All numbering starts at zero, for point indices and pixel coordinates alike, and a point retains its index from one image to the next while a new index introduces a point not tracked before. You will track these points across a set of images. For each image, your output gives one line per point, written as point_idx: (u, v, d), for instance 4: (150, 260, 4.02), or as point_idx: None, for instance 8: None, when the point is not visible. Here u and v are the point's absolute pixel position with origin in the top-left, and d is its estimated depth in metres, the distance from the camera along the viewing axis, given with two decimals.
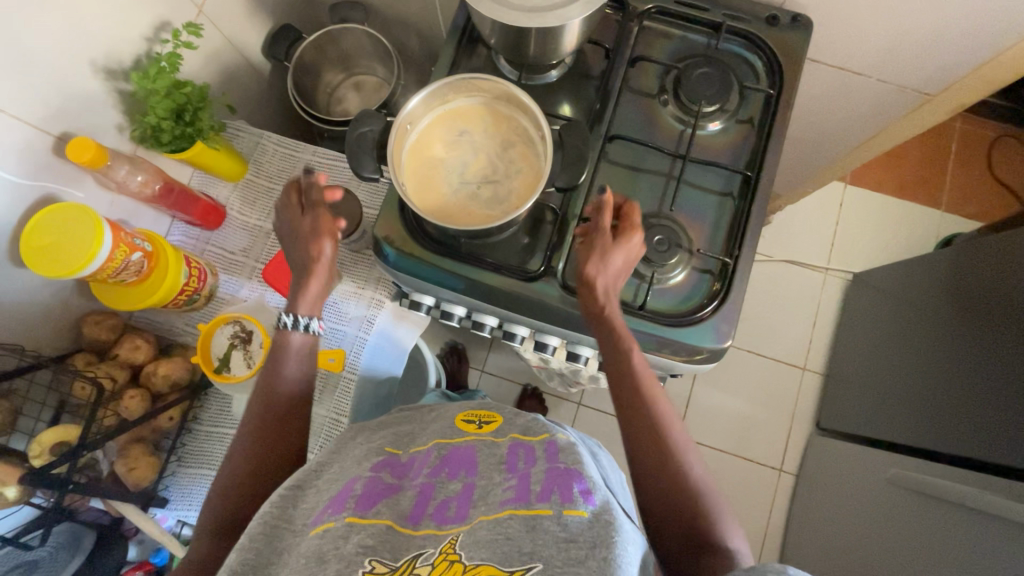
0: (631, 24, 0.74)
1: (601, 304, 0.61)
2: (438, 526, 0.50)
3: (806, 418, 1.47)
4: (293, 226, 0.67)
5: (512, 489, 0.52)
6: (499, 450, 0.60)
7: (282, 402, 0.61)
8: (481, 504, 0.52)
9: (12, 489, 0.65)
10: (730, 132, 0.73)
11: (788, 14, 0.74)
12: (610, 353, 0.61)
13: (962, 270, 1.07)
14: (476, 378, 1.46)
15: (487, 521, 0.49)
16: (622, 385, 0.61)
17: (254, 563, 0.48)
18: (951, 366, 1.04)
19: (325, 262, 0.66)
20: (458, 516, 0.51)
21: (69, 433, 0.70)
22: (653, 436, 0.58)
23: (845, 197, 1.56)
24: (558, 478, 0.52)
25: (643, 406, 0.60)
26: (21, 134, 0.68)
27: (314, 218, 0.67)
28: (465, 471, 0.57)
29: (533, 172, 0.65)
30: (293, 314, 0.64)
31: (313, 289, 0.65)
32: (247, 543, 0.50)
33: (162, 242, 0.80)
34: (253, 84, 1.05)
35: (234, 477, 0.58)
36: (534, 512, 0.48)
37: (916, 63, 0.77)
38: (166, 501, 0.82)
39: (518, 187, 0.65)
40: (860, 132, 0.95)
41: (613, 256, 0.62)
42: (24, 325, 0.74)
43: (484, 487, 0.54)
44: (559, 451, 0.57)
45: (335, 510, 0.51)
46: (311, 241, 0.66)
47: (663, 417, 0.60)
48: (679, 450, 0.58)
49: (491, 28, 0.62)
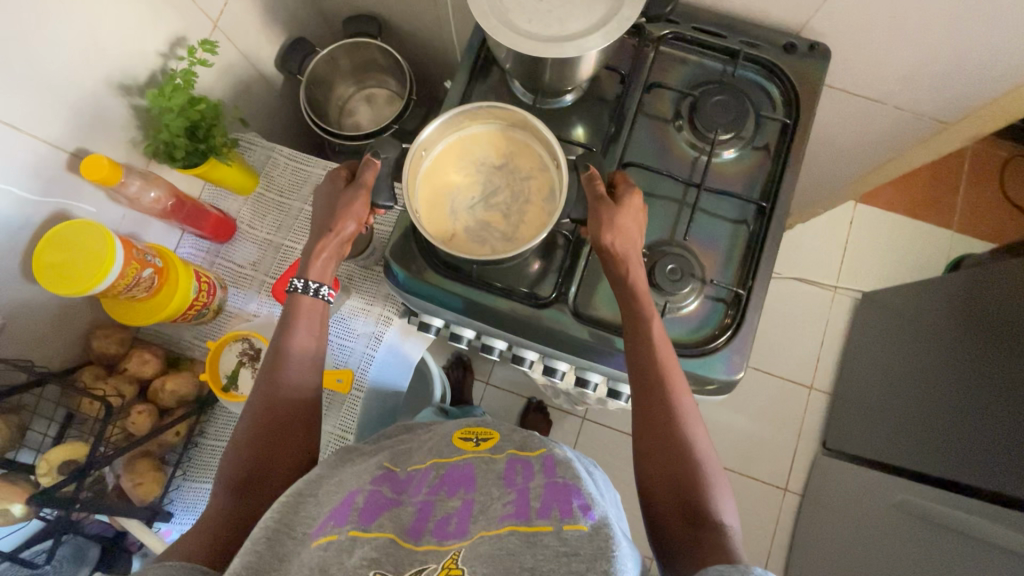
0: (647, 49, 0.74)
1: (621, 268, 0.61)
2: (439, 541, 0.49)
3: (812, 438, 1.46)
4: (331, 198, 0.67)
5: (511, 504, 0.51)
6: (498, 465, 0.58)
7: (281, 406, 0.60)
8: (481, 519, 0.51)
9: (18, 506, 0.65)
10: (746, 159, 0.72)
11: (805, 42, 0.74)
12: (629, 315, 0.61)
13: (971, 295, 1.06)
14: (481, 391, 1.45)
15: (488, 535, 0.48)
16: (638, 350, 0.60)
17: (257, 566, 0.46)
18: (958, 392, 1.03)
19: (340, 237, 0.65)
20: (458, 532, 0.50)
21: (78, 450, 0.70)
22: (661, 407, 0.58)
23: (855, 215, 1.55)
24: (557, 493, 0.51)
25: (655, 372, 0.59)
26: (38, 152, 0.69)
27: (352, 195, 0.65)
28: (463, 487, 0.56)
29: (547, 203, 0.65)
30: (303, 279, 0.65)
31: (323, 256, 0.65)
32: (249, 548, 0.48)
33: (172, 256, 0.81)
34: (266, 97, 1.06)
35: (225, 485, 0.56)
36: (534, 529, 0.48)
37: (933, 92, 0.76)
38: (171, 515, 0.82)
39: (530, 217, 0.65)
40: (875, 156, 0.94)
41: (627, 227, 0.61)
42: (33, 339, 0.75)
43: (483, 503, 0.53)
44: (556, 465, 0.56)
45: (338, 522, 0.50)
46: (337, 215, 0.65)
47: (673, 385, 0.58)
48: (684, 425, 0.57)
49: (507, 53, 0.62)
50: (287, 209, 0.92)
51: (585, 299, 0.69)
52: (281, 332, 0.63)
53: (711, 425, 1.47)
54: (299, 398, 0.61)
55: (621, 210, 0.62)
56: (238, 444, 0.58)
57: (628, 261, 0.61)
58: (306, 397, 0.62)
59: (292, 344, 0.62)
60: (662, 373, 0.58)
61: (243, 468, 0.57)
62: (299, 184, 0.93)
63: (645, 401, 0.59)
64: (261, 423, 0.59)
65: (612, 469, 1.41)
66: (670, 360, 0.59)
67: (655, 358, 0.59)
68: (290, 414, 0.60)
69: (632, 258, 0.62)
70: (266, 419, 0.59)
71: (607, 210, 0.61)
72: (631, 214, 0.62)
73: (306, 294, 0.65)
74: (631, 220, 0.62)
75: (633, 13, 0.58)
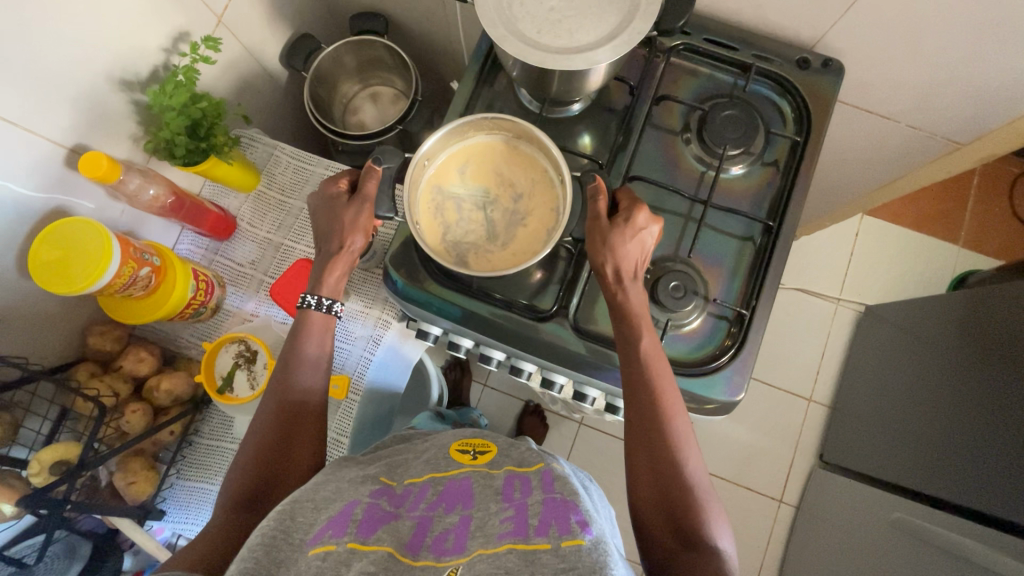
0: (657, 60, 0.73)
1: (615, 288, 0.61)
2: (436, 557, 0.48)
3: (809, 450, 1.45)
4: (334, 209, 0.66)
5: (509, 521, 0.51)
6: (495, 481, 0.58)
7: (292, 406, 0.61)
8: (479, 535, 0.50)
9: (9, 506, 0.66)
10: (753, 175, 0.71)
11: (820, 57, 0.72)
12: (622, 334, 0.60)
13: (972, 315, 1.04)
14: (478, 392, 1.45)
15: (487, 554, 0.47)
16: (632, 370, 0.59)
17: (255, 571, 0.46)
18: (956, 414, 1.03)
19: (349, 254, 0.65)
20: (455, 548, 0.49)
21: (70, 450, 0.70)
22: (655, 427, 0.57)
23: (861, 228, 1.53)
24: (555, 509, 0.50)
25: (649, 392, 0.58)
26: (36, 149, 0.68)
27: (358, 208, 0.64)
28: (461, 503, 0.55)
29: (549, 220, 0.64)
30: (316, 296, 0.65)
31: (334, 277, 0.66)
32: (245, 554, 0.47)
33: (170, 255, 0.80)
34: (270, 93, 1.05)
35: (228, 496, 0.56)
36: (532, 547, 0.47)
37: (947, 113, 0.75)
38: (163, 513, 0.82)
39: (531, 233, 0.64)
40: (885, 173, 0.92)
41: (626, 248, 0.60)
42: (29, 335, 0.74)
43: (480, 519, 0.52)
44: (554, 480, 0.56)
45: (337, 532, 0.49)
46: (345, 231, 0.65)
47: (666, 404, 0.57)
48: (678, 446, 0.56)
49: (514, 61, 0.61)
50: (288, 208, 0.91)
51: (586, 312, 0.68)
52: (291, 344, 0.64)
53: (708, 434, 1.47)
54: (311, 399, 0.63)
55: (620, 230, 0.60)
56: (245, 454, 0.59)
57: (624, 283, 0.60)
58: (310, 407, 0.62)
59: (305, 353, 0.64)
60: (655, 395, 0.57)
61: (247, 481, 0.57)
62: (301, 184, 0.92)
63: (638, 422, 0.58)
64: (264, 432, 0.60)
65: (607, 475, 1.41)
66: (664, 379, 0.58)
67: (648, 379, 0.58)
68: (299, 416, 0.61)
69: (630, 281, 0.61)
70: (279, 420, 0.61)
71: (603, 230, 0.60)
72: (632, 233, 0.60)
73: (318, 310, 0.65)
74: (629, 240, 0.60)
75: (645, 26, 0.57)
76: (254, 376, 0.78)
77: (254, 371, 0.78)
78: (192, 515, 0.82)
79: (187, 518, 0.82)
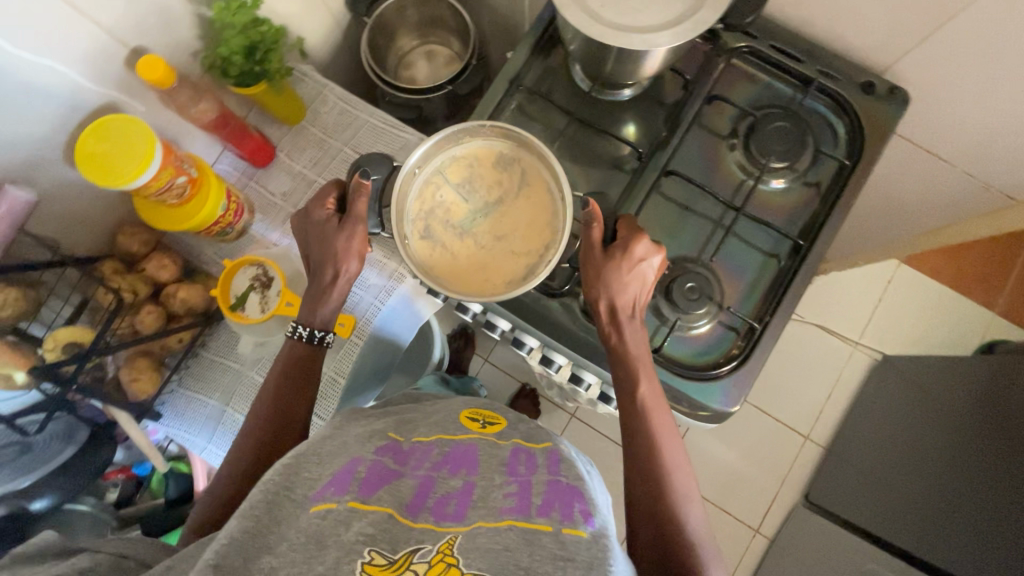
0: (719, 59, 0.71)
1: (607, 327, 0.61)
2: (436, 521, 0.47)
3: (795, 486, 1.43)
4: (324, 234, 0.67)
5: (512, 497, 0.49)
6: (500, 452, 0.58)
7: (300, 353, 0.66)
8: (480, 506, 0.49)
9: (22, 374, 0.68)
10: (794, 192, 0.70)
11: (886, 84, 0.70)
12: (621, 363, 0.60)
13: (992, 384, 1.00)
14: (478, 366, 1.46)
15: (488, 528, 0.45)
16: (630, 393, 0.59)
17: (254, 530, 0.45)
18: (954, 478, 0.99)
19: (348, 277, 0.67)
20: (456, 515, 0.48)
21: (83, 333, 0.73)
22: (649, 454, 0.57)
23: (894, 274, 1.49)
24: (560, 493, 0.50)
25: (643, 417, 0.58)
26: (98, 42, 0.70)
27: (349, 232, 0.66)
28: (466, 469, 0.55)
29: (542, 235, 0.65)
30: (308, 329, 0.67)
31: (333, 300, 0.67)
32: (246, 511, 0.46)
33: (208, 170, 0.82)
34: (329, 31, 1.06)
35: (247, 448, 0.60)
36: (534, 527, 0.45)
37: (1013, 166, 0.72)
38: (160, 416, 0.85)
39: (525, 243, 0.65)
40: (933, 218, 0.90)
41: (621, 282, 0.59)
42: (63, 221, 0.77)
43: (484, 489, 0.51)
44: (560, 462, 0.56)
45: (338, 490, 0.48)
46: (338, 257, 0.66)
47: (658, 431, 0.58)
48: (670, 476, 0.56)
49: (574, 33, 0.61)
50: (327, 148, 0.93)
51: None
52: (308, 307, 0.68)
53: (696, 450, 1.46)
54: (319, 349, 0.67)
55: (614, 263, 0.59)
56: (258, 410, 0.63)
57: (617, 323, 0.60)
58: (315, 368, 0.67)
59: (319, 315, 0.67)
60: (652, 435, 0.58)
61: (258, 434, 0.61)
62: (343, 126, 0.94)
63: (632, 448, 0.58)
64: (275, 392, 0.64)
65: None
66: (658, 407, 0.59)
67: (642, 409, 0.59)
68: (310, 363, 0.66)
69: (627, 319, 0.60)
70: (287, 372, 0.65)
71: (598, 265, 0.60)
72: (629, 266, 0.59)
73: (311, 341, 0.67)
74: (626, 274, 0.59)
75: (711, 18, 0.56)
76: (266, 300, 0.81)
77: (267, 295, 0.81)
78: (186, 422, 0.85)
79: (181, 424, 0.85)
